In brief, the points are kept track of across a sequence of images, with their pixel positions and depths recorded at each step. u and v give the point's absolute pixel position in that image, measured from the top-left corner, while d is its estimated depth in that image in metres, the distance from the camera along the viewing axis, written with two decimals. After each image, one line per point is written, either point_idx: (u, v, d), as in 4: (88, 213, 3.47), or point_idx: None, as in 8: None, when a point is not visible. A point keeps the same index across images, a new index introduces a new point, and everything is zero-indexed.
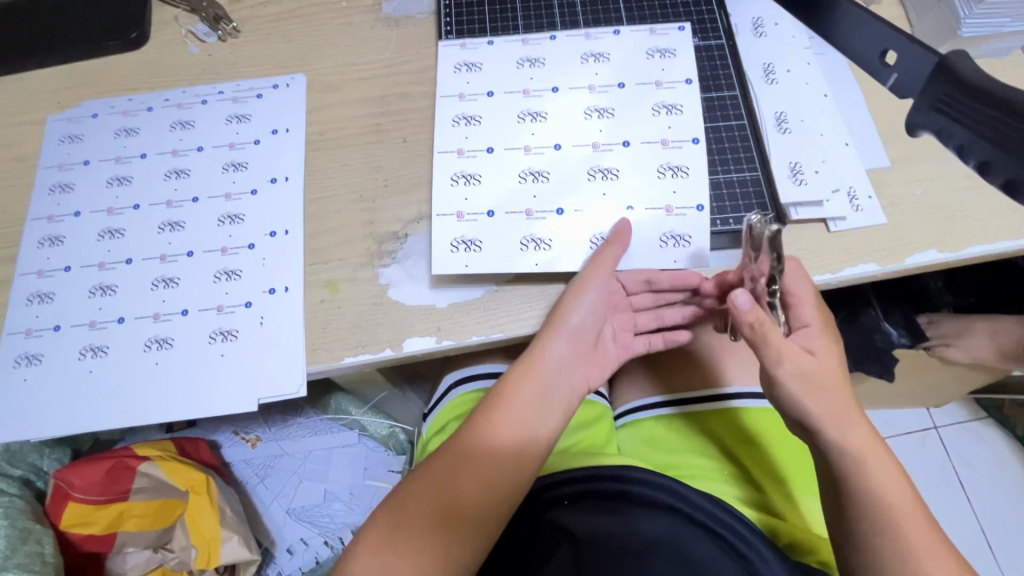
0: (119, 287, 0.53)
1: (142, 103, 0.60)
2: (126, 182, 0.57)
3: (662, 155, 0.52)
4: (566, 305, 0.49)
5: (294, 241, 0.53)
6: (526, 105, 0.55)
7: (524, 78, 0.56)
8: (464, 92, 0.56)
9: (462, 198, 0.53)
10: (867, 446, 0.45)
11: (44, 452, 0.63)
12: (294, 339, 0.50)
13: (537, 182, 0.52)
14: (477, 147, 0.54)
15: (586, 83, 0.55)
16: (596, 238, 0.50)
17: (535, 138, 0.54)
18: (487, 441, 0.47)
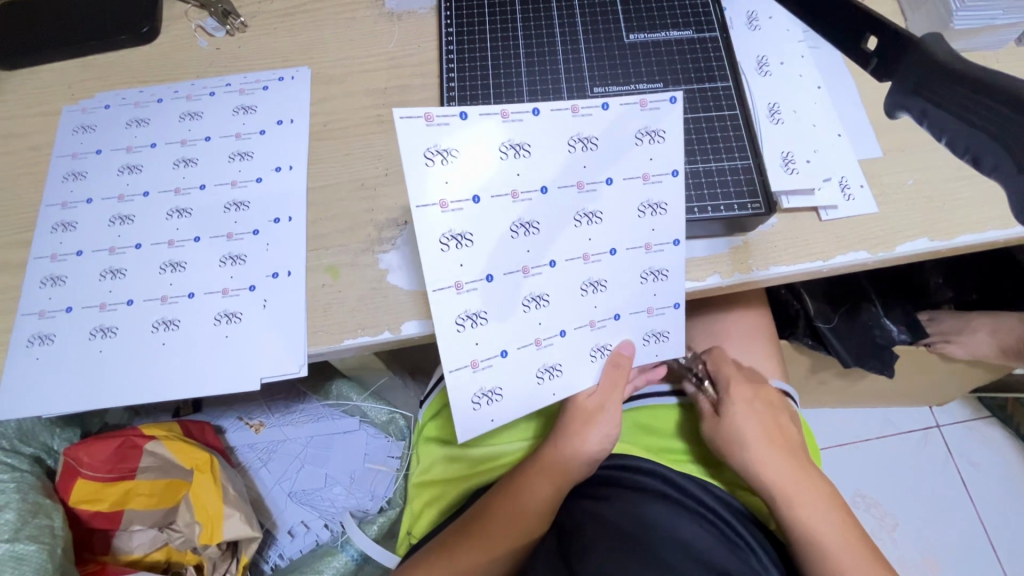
0: (129, 271, 0.54)
1: (153, 95, 0.62)
2: (136, 170, 0.59)
3: (642, 193, 0.45)
4: (591, 417, 0.54)
5: (296, 227, 0.55)
6: (517, 214, 0.43)
7: (508, 174, 0.42)
8: (444, 198, 0.41)
9: (473, 343, 0.44)
10: (793, 487, 0.54)
11: (55, 432, 0.65)
12: (295, 320, 0.52)
13: (542, 308, 0.46)
14: (475, 276, 0.43)
15: (574, 177, 0.43)
16: (594, 351, 0.49)
17: (531, 256, 0.44)
18: (513, 497, 0.55)
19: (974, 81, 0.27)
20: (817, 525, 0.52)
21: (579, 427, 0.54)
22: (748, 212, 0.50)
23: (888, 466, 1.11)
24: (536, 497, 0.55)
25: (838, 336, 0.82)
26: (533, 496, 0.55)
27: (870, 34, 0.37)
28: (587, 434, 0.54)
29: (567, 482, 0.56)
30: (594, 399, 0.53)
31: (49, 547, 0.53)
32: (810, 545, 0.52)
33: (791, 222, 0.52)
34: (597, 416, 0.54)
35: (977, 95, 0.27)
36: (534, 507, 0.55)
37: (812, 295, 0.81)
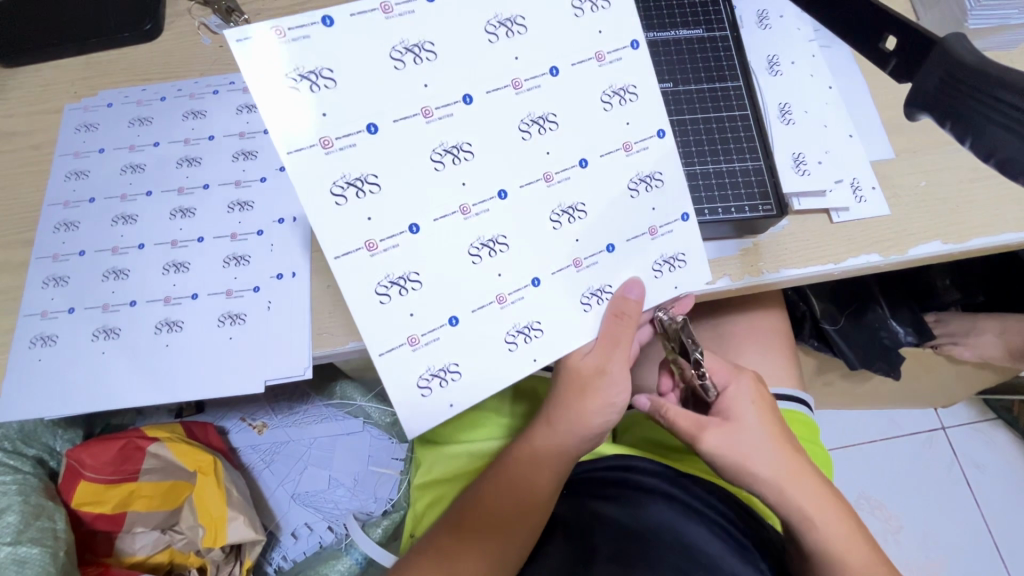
0: (132, 271, 0.54)
1: (156, 93, 0.62)
2: (139, 169, 0.58)
3: (599, 79, 0.42)
4: (592, 380, 0.49)
5: (300, 228, 0.54)
6: (438, 140, 0.39)
7: (415, 85, 0.38)
8: (328, 135, 0.37)
9: (406, 314, 0.40)
10: (813, 500, 0.50)
11: (57, 434, 0.64)
12: (300, 322, 0.51)
13: (495, 253, 0.42)
14: (395, 230, 0.39)
15: (508, 76, 0.40)
16: (589, 296, 0.45)
17: (469, 191, 0.40)
18: (510, 480, 0.52)
19: (998, 79, 0.27)
20: (829, 535, 0.49)
21: (580, 392, 0.50)
22: (760, 214, 0.49)
23: (893, 467, 1.10)
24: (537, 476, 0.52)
25: (845, 338, 0.81)
26: (531, 468, 0.52)
27: (891, 33, 0.36)
28: (589, 402, 0.50)
29: (566, 452, 0.52)
30: (594, 362, 0.48)
31: (52, 550, 0.52)
32: (822, 556, 0.49)
33: (802, 225, 0.52)
34: (599, 379, 0.49)
35: (1000, 94, 0.26)
36: (534, 487, 0.52)
37: (818, 297, 0.80)
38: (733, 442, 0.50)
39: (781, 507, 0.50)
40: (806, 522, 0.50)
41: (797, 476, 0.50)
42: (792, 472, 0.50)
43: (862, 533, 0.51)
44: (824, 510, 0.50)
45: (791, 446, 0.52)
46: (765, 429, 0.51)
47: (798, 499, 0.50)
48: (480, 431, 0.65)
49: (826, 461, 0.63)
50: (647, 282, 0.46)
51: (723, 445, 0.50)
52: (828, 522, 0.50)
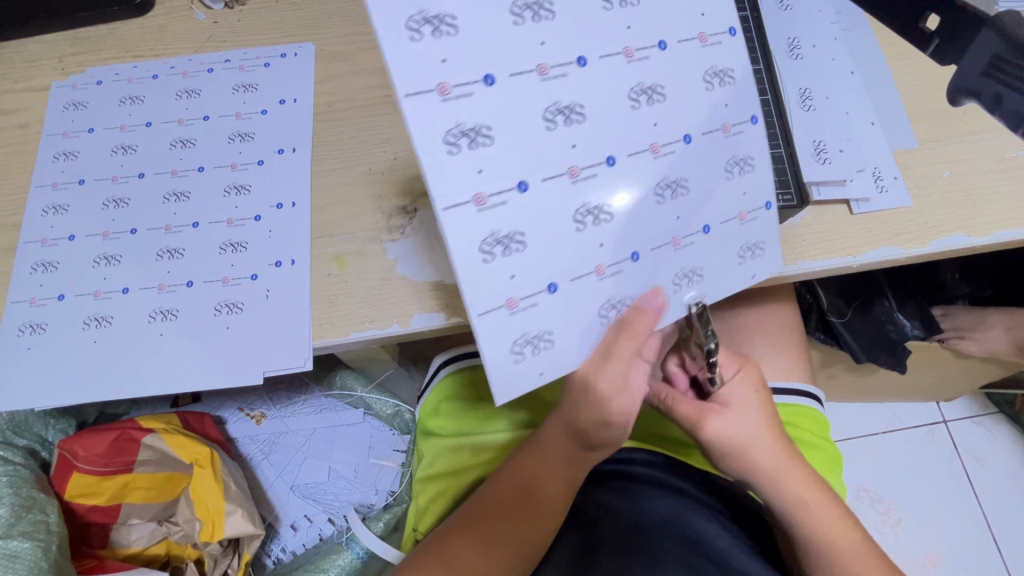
0: (124, 257, 0.52)
1: (147, 70, 0.59)
2: (131, 150, 0.56)
3: (703, 57, 0.40)
4: (600, 389, 0.44)
5: (300, 213, 0.52)
6: (551, 97, 0.36)
7: (532, 42, 0.36)
8: (446, 81, 0.34)
9: (507, 277, 0.36)
10: (807, 490, 0.50)
11: (49, 424, 0.63)
12: (300, 312, 0.49)
13: (598, 224, 0.38)
14: (503, 185, 0.35)
15: (620, 44, 0.38)
16: (680, 276, 0.42)
17: (578, 152, 0.37)
18: (500, 483, 0.51)
19: None
20: (825, 523, 0.49)
21: (581, 402, 0.46)
22: (779, 204, 0.47)
23: (894, 461, 1.10)
24: (527, 482, 0.50)
25: (852, 331, 0.80)
26: (544, 476, 0.50)
27: None
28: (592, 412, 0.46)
29: (577, 460, 0.50)
30: (585, 372, 0.43)
31: (44, 544, 0.51)
32: (819, 544, 0.49)
33: (822, 215, 0.50)
34: (598, 391, 0.44)
35: None
36: (523, 494, 0.50)
37: (826, 289, 0.79)
38: (730, 434, 0.49)
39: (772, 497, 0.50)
40: (800, 510, 0.49)
41: (792, 466, 0.50)
42: (787, 465, 0.50)
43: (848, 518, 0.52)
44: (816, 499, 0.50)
45: (786, 438, 0.51)
46: (761, 418, 0.50)
47: (791, 492, 0.49)
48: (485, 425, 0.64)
49: (834, 452, 0.61)
50: (732, 269, 0.44)
51: (719, 435, 0.49)
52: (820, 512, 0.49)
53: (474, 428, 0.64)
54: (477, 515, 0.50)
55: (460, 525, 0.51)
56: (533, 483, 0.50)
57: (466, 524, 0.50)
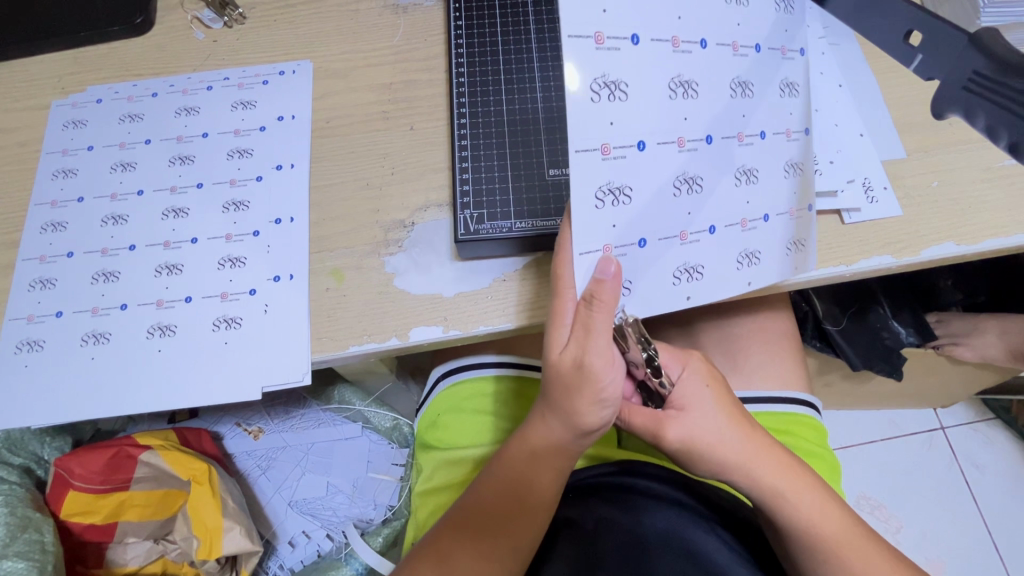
0: (122, 273, 0.52)
1: (147, 89, 0.59)
2: (130, 168, 0.56)
3: (783, 68, 0.43)
4: (591, 368, 0.43)
5: (299, 229, 0.53)
6: (676, 69, 0.39)
7: (671, 17, 0.38)
8: (602, 31, 0.36)
9: (610, 226, 0.39)
10: (784, 481, 0.49)
11: (44, 441, 0.63)
12: (298, 325, 0.50)
13: (695, 192, 0.41)
14: (625, 141, 0.38)
15: (730, 37, 0.41)
16: (743, 256, 0.44)
17: (687, 125, 0.40)
18: (489, 483, 0.51)
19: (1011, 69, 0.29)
20: (808, 513, 0.49)
21: (566, 391, 0.45)
22: None
23: (892, 468, 1.10)
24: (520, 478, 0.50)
25: (848, 339, 0.80)
26: (539, 470, 0.49)
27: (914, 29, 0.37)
28: (580, 402, 0.45)
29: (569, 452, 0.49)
30: (574, 352, 0.43)
31: (39, 564, 0.50)
32: (804, 537, 0.48)
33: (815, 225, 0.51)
34: (587, 376, 0.43)
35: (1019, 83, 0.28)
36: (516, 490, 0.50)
37: (821, 297, 0.79)
38: (685, 443, 0.49)
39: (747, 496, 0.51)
40: (778, 500, 0.49)
41: (759, 472, 0.49)
42: (755, 457, 0.49)
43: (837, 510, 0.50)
44: (788, 503, 0.49)
45: (748, 426, 0.51)
46: (723, 415, 0.50)
47: (767, 483, 0.49)
48: (472, 437, 0.63)
49: (833, 460, 0.61)
50: (783, 258, 0.45)
51: (679, 439, 0.49)
52: (790, 517, 0.49)
53: (469, 442, 0.63)
54: (465, 515, 0.50)
55: (448, 525, 0.50)
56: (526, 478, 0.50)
57: (453, 523, 0.50)
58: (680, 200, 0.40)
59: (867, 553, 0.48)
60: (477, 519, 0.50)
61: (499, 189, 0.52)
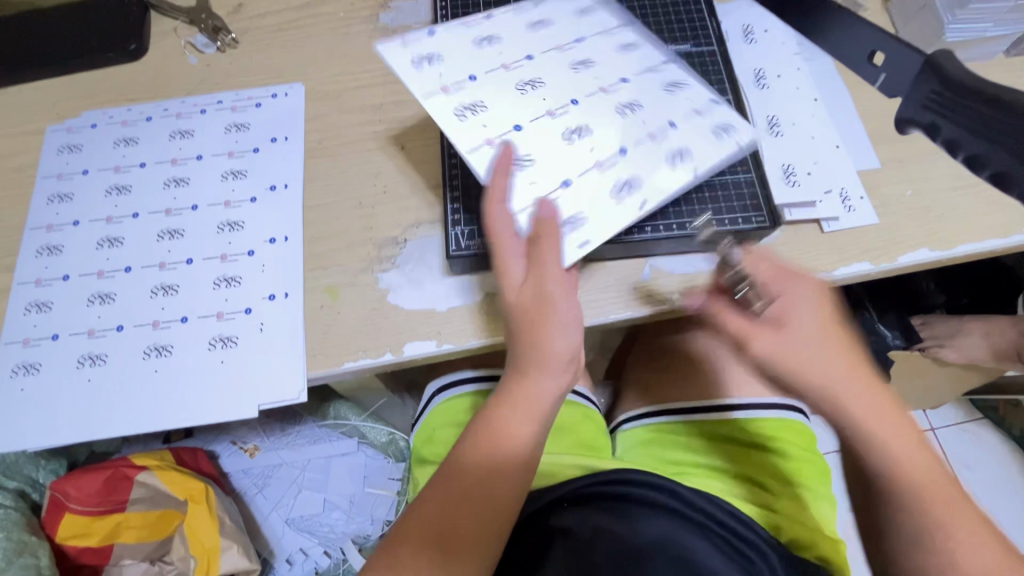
0: (118, 295, 0.52)
1: (142, 113, 0.60)
2: (125, 191, 0.57)
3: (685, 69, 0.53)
4: (547, 295, 0.43)
5: (294, 247, 0.54)
6: (574, 74, 0.51)
7: (567, 44, 0.53)
8: (503, 60, 0.51)
9: (530, 182, 0.46)
10: (887, 424, 0.42)
11: (39, 465, 0.63)
12: (294, 343, 0.50)
13: (634, 193, 0.47)
14: (528, 120, 0.48)
15: (622, 51, 0.53)
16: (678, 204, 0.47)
17: (588, 111, 0.49)
18: (451, 480, 0.44)
19: None
20: (910, 468, 0.42)
21: (526, 331, 0.43)
22: (755, 226, 0.50)
23: None
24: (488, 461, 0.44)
25: None
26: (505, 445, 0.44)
27: None
28: (548, 337, 0.43)
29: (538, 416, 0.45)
30: (529, 287, 0.43)
31: None
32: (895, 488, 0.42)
33: (796, 234, 0.52)
34: (545, 305, 0.43)
35: None
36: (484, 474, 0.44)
37: None
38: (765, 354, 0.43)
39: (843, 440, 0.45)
40: (871, 447, 0.42)
41: (861, 414, 0.42)
42: (861, 392, 0.42)
43: (947, 488, 0.42)
44: (888, 455, 0.42)
45: (859, 357, 0.44)
46: (822, 338, 0.43)
47: (874, 429, 0.42)
48: None
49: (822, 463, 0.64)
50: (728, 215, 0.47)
51: (767, 353, 0.43)
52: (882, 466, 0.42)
53: None
54: (427, 520, 0.43)
55: (412, 532, 0.43)
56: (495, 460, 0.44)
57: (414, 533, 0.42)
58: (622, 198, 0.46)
59: (969, 539, 0.40)
60: (451, 495, 0.44)
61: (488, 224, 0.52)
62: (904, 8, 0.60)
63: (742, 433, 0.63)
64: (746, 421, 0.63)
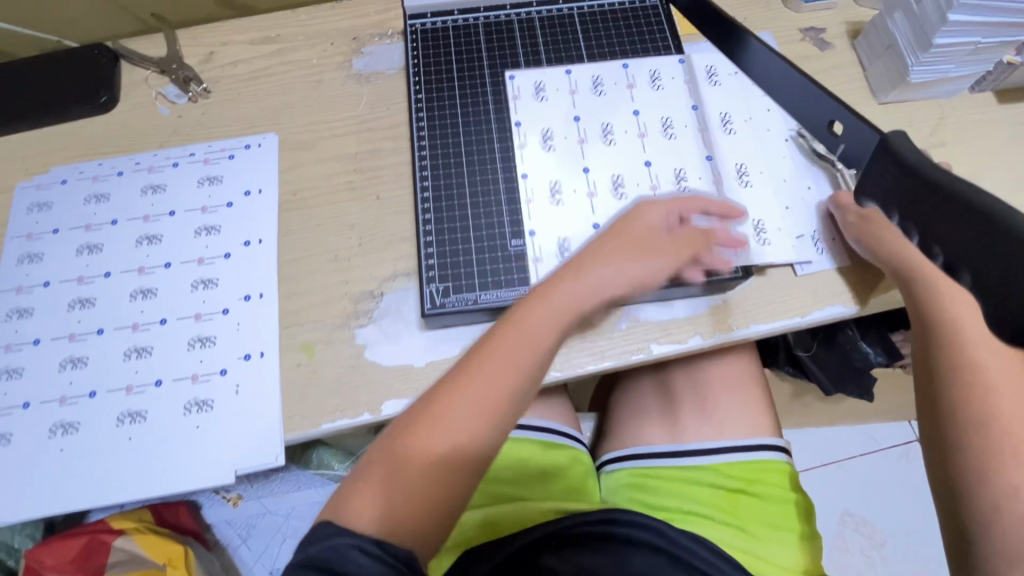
0: (90, 359, 0.52)
1: (112, 167, 0.60)
2: (97, 250, 0.56)
3: (716, 93, 0.60)
4: (642, 227, 0.50)
5: (268, 305, 0.53)
6: (615, 136, 0.58)
7: (601, 106, 0.60)
8: (555, 140, 0.58)
9: None
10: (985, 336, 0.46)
11: (15, 530, 0.62)
12: (270, 405, 0.50)
13: (770, 231, 0.54)
14: (598, 189, 0.56)
15: (654, 99, 0.60)
16: (756, 227, 0.54)
17: (654, 167, 0.57)
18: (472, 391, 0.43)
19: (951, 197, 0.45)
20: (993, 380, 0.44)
21: (601, 249, 0.48)
22: (728, 275, 0.52)
23: (871, 482, 1.12)
24: (508, 367, 0.43)
25: (818, 363, 0.82)
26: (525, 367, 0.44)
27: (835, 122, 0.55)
28: (613, 259, 0.48)
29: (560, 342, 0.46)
30: (647, 219, 0.50)
31: None
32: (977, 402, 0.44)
33: (766, 281, 0.53)
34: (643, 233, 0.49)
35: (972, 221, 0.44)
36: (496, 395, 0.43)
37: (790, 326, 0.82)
38: (918, 267, 0.48)
39: (919, 336, 0.49)
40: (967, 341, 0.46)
41: (954, 315, 0.46)
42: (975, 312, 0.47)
43: (1019, 388, 0.44)
44: (967, 350, 0.46)
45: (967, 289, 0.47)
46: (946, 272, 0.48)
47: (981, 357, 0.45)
48: None
49: (804, 501, 0.61)
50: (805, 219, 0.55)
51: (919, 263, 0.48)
52: (947, 360, 0.46)
53: None
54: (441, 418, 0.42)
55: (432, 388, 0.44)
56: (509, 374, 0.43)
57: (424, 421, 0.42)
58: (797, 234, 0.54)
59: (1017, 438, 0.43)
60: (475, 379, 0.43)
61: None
62: (871, 48, 0.61)
63: (719, 480, 0.60)
64: (723, 467, 0.61)
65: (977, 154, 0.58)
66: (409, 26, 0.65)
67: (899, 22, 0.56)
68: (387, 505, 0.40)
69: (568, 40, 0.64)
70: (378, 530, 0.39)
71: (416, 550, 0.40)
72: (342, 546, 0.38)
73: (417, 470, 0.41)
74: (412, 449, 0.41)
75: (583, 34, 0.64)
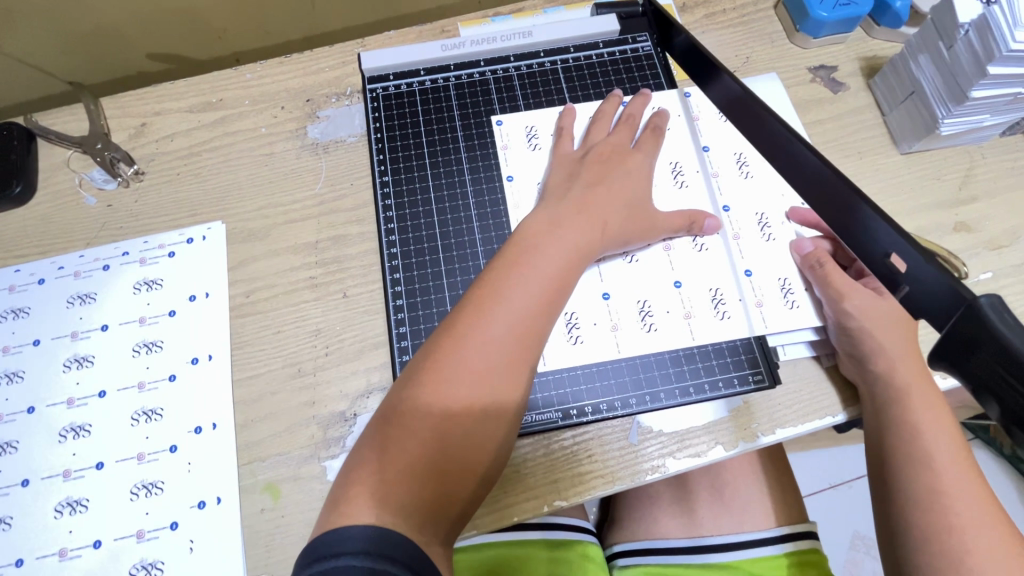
0: (15, 519, 0.44)
1: (32, 274, 0.52)
2: (17, 378, 0.48)
3: (728, 132, 0.55)
4: (610, 148, 0.51)
5: (223, 437, 0.46)
6: None
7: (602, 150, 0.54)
8: None
9: (619, 316, 0.48)
10: (926, 404, 0.42)
11: None
12: (230, 564, 0.43)
13: (797, 292, 0.49)
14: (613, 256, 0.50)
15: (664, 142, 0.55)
16: (784, 290, 0.49)
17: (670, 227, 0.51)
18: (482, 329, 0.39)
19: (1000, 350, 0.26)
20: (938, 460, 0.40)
21: (582, 196, 0.47)
22: (751, 385, 0.47)
23: None
24: (511, 324, 0.40)
25: None
26: (533, 283, 0.41)
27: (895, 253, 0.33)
28: (598, 193, 0.47)
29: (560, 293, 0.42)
30: (615, 143, 0.51)
31: None
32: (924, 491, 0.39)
33: (797, 375, 0.47)
34: (612, 160, 0.50)
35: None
36: (508, 338, 0.39)
37: None
38: (890, 374, 0.43)
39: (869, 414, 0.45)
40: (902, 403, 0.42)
41: (920, 428, 0.41)
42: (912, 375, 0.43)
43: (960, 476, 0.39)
44: (926, 465, 0.40)
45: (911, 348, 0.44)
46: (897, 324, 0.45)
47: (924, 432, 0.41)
48: None
49: None
50: None
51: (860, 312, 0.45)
52: (911, 484, 0.40)
53: None
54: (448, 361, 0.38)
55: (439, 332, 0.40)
56: (514, 333, 0.40)
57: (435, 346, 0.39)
58: (814, 296, 0.49)
59: None
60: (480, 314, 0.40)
61: (592, 386, 0.47)
62: (892, 92, 0.55)
63: None
64: (745, 565, 0.55)
65: (1012, 207, 0.52)
66: (369, 89, 0.58)
67: (925, 67, 0.50)
68: (386, 480, 0.35)
69: (550, 90, 0.58)
70: (377, 514, 0.33)
71: (419, 538, 0.34)
72: (339, 550, 0.31)
73: (421, 430, 0.36)
74: (414, 408, 0.37)
75: (566, 81, 0.58)
